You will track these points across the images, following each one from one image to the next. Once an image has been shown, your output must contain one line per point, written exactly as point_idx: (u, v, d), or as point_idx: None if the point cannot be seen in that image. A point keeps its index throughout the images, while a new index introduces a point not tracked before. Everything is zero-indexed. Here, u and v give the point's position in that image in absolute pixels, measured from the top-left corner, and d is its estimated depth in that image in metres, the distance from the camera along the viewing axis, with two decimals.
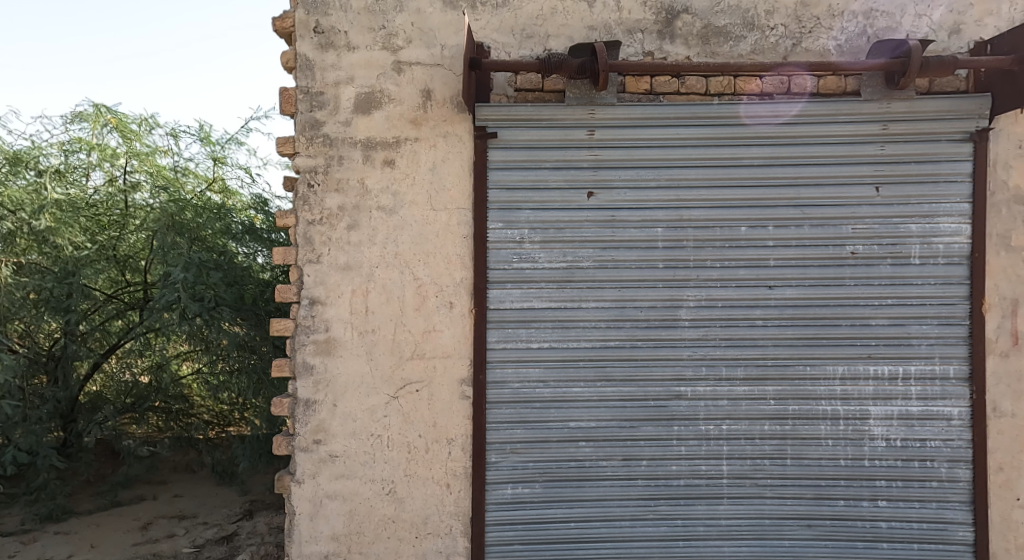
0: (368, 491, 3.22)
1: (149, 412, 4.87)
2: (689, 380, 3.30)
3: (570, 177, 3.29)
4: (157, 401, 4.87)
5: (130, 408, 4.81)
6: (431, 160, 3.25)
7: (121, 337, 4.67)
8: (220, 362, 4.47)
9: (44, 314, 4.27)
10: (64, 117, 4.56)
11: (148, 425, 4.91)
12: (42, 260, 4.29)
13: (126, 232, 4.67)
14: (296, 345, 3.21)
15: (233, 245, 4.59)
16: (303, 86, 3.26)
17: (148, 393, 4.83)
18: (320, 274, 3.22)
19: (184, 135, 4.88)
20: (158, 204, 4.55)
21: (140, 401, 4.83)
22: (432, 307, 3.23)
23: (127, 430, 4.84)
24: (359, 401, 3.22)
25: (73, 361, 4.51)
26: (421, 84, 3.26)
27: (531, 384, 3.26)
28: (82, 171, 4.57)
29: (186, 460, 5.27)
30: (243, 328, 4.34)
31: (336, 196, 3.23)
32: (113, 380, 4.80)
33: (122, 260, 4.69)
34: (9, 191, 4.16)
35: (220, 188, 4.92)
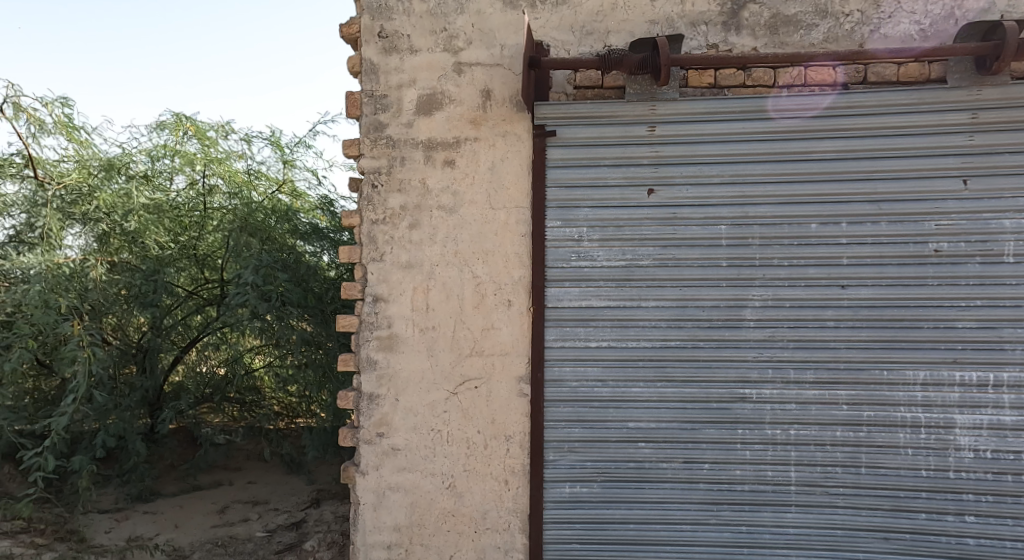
0: (428, 485, 3.29)
1: (225, 403, 5.18)
2: (754, 383, 3.20)
3: (629, 174, 3.25)
4: (231, 393, 5.16)
5: (207, 399, 5.10)
6: (490, 159, 3.29)
7: (199, 330, 5.05)
8: (289, 356, 4.62)
9: (133, 309, 4.58)
10: (150, 126, 4.88)
11: (224, 415, 5.24)
12: (132, 259, 4.61)
13: (205, 232, 4.96)
14: (360, 341, 3.33)
15: (299, 243, 4.89)
16: (368, 90, 3.37)
17: (223, 384, 5.04)
18: (383, 272, 3.32)
19: (257, 140, 5.13)
20: (231, 207, 4.85)
21: (216, 392, 5.08)
22: (491, 305, 3.27)
23: (205, 419, 5.20)
24: (419, 396, 3.29)
25: (158, 354, 4.85)
26: (481, 85, 3.30)
27: (590, 384, 3.25)
28: (167, 175, 4.87)
29: (258, 449, 5.49)
30: (309, 325, 4.57)
31: (398, 196, 3.32)
32: (193, 371, 5.06)
33: (201, 259, 4.98)
34: (104, 195, 4.46)
35: (289, 190, 5.11)
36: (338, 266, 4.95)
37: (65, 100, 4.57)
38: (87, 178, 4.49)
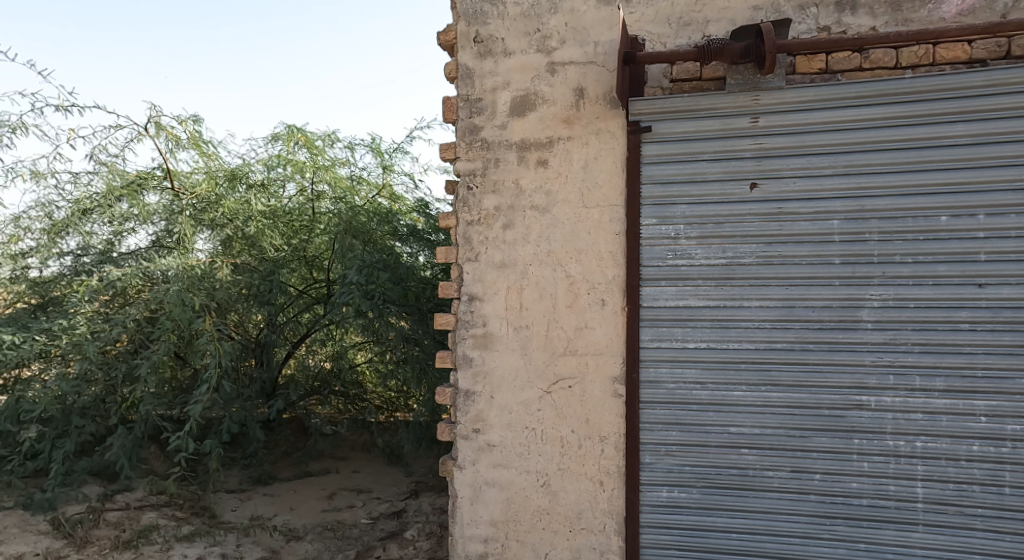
0: (523, 482, 3.33)
1: (331, 396, 5.56)
2: (871, 390, 2.96)
3: (731, 168, 3.11)
4: (337, 386, 5.52)
5: (315, 392, 5.50)
6: (583, 158, 3.27)
7: (309, 326, 5.40)
8: (388, 353, 4.97)
9: (253, 306, 4.99)
10: (267, 138, 5.27)
11: (330, 407, 5.57)
12: (251, 260, 5.00)
13: (313, 236, 5.31)
14: (456, 339, 3.42)
15: (396, 243, 5.14)
16: (463, 94, 3.46)
17: (329, 378, 5.48)
18: (478, 272, 3.39)
19: (360, 147, 5.41)
20: (337, 211, 5.16)
21: (323, 386, 5.50)
22: (584, 304, 3.25)
23: (313, 410, 5.52)
24: (514, 394, 3.34)
25: (273, 348, 5.25)
26: (575, 83, 3.29)
27: (688, 386, 3.14)
28: (280, 184, 5.22)
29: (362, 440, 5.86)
30: (406, 323, 4.82)
31: (492, 197, 3.38)
32: (301, 365, 5.45)
33: (310, 260, 5.36)
34: (227, 203, 4.86)
35: (388, 194, 5.44)
36: (433, 266, 5.17)
37: (196, 118, 5.05)
38: (214, 187, 4.92)
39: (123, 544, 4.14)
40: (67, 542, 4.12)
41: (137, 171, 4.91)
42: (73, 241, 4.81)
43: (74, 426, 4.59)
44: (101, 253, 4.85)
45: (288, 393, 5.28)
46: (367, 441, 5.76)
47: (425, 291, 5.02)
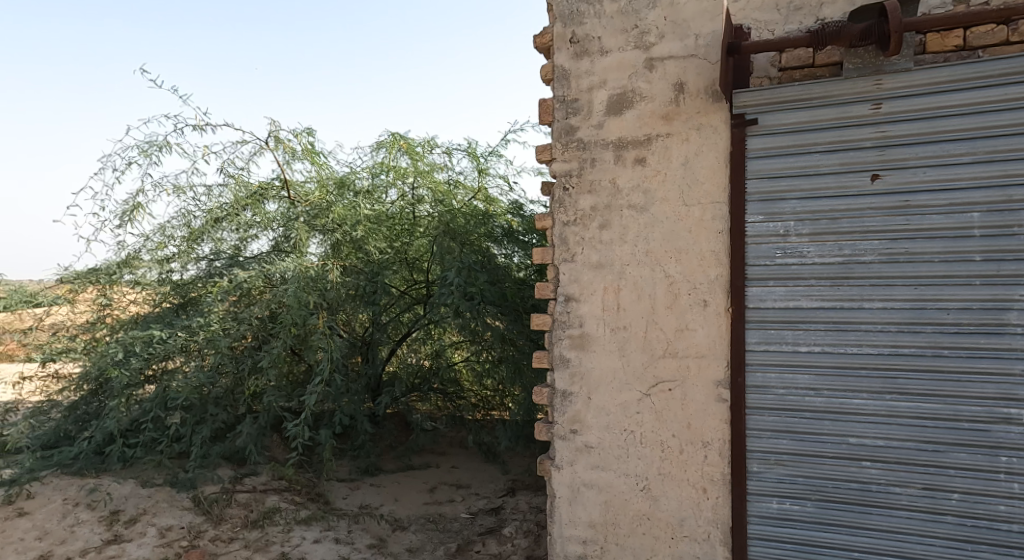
0: (622, 485, 3.27)
1: (431, 393, 5.76)
2: (1019, 402, 2.65)
3: (848, 159, 2.89)
4: (436, 383, 5.71)
5: (416, 388, 5.69)
6: (683, 155, 3.16)
7: (411, 325, 5.60)
8: (486, 353, 5.24)
9: (360, 306, 5.23)
10: (372, 146, 5.52)
11: (431, 404, 5.82)
12: (358, 263, 5.25)
13: (413, 238, 5.50)
14: (553, 339, 3.42)
15: (491, 245, 5.22)
16: (559, 96, 3.46)
17: (429, 376, 5.66)
18: (574, 272, 3.37)
19: (457, 152, 5.54)
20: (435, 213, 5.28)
21: (423, 383, 5.70)
22: (685, 305, 3.14)
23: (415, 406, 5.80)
24: (612, 396, 3.29)
25: (378, 346, 5.49)
26: (674, 78, 3.19)
27: (801, 393, 2.96)
28: (383, 190, 5.45)
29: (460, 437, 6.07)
30: (502, 323, 4.94)
31: (588, 197, 3.35)
32: (403, 363, 5.64)
33: (411, 261, 5.55)
34: (339, 209, 5.12)
35: (483, 197, 5.50)
36: (527, 267, 5.32)
37: (309, 130, 5.37)
38: (325, 194, 5.24)
39: (251, 523, 4.49)
40: (206, 518, 4.50)
41: (259, 183, 5.34)
42: (207, 246, 5.30)
43: (211, 413, 5.04)
44: (230, 258, 5.29)
45: (391, 388, 5.53)
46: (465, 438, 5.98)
47: (521, 290, 5.15)
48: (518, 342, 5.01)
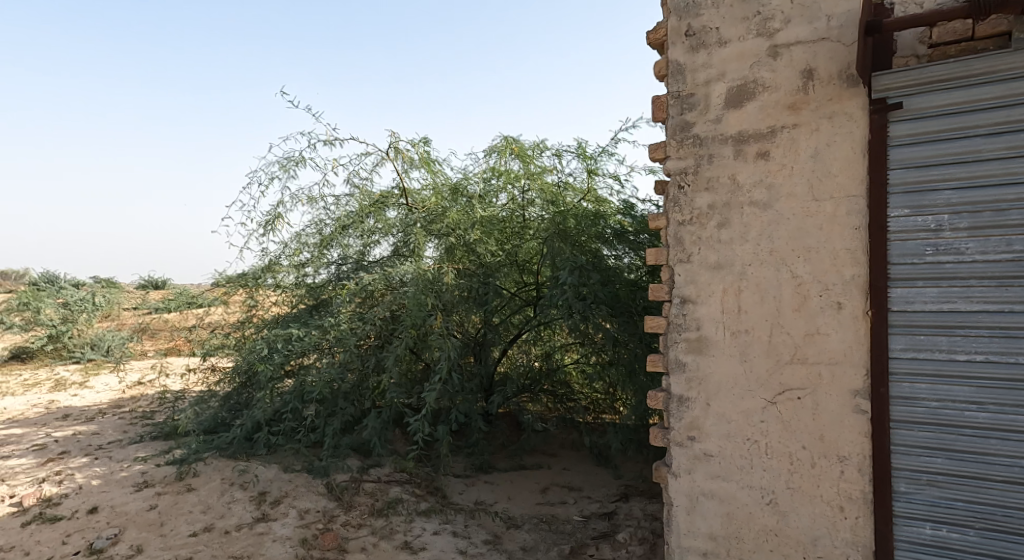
0: (746, 498, 3.10)
1: (541, 393, 5.81)
2: None
3: (1018, 143, 2.57)
4: (546, 384, 5.74)
5: (528, 388, 5.74)
6: (813, 146, 2.94)
7: (523, 326, 5.66)
8: (597, 355, 5.18)
9: (472, 308, 5.25)
10: (485, 151, 5.62)
11: (542, 404, 5.87)
12: (470, 266, 5.36)
13: (524, 240, 5.47)
14: (668, 342, 3.31)
15: (600, 246, 5.15)
16: (674, 91, 3.33)
17: (540, 377, 5.70)
18: (691, 273, 3.24)
19: (567, 153, 5.49)
20: (547, 216, 5.30)
21: (534, 383, 5.74)
22: (815, 308, 2.92)
23: (525, 406, 5.86)
24: (733, 403, 3.12)
25: (490, 346, 5.58)
26: (803, 65, 2.98)
27: (958, 407, 2.66)
28: (494, 194, 5.56)
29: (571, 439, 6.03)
30: (612, 325, 4.85)
31: (705, 196, 3.21)
32: (515, 363, 5.74)
33: (522, 264, 5.53)
34: (452, 214, 5.25)
35: (592, 198, 5.44)
36: (639, 268, 5.17)
37: (425, 139, 5.56)
38: (440, 201, 5.51)
39: (376, 511, 4.72)
40: (338, 504, 4.77)
41: (381, 192, 5.63)
42: (336, 252, 5.64)
43: (340, 406, 5.33)
44: (355, 262, 5.59)
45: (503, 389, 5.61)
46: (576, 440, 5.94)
47: (633, 292, 5.08)
48: (630, 344, 4.89)
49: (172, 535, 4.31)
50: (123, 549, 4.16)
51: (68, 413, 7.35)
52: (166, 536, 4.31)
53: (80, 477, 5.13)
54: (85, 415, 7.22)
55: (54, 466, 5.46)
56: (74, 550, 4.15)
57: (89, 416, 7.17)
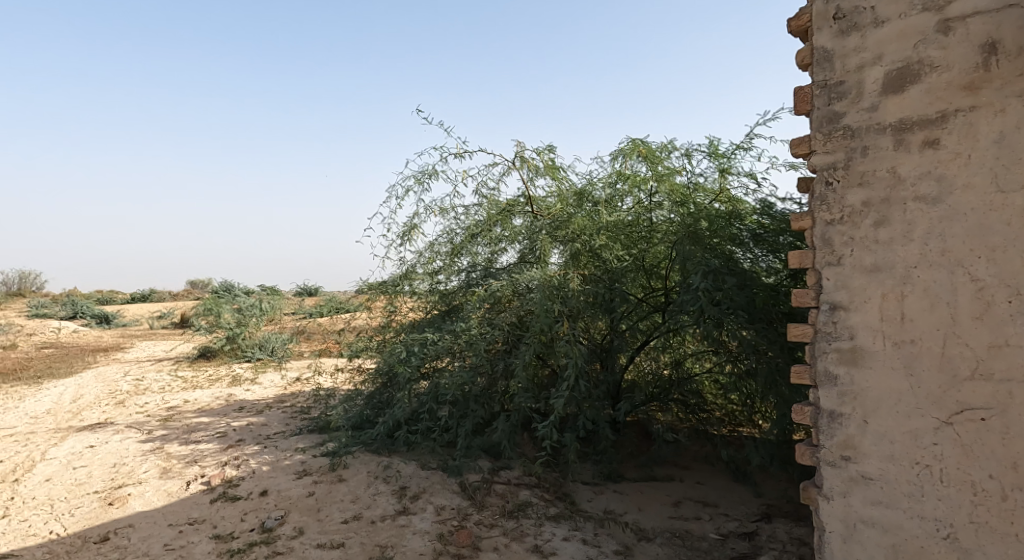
0: (916, 528, 2.76)
1: (670, 402, 5.60)
2: None
3: None
4: (676, 394, 5.54)
5: (656, 398, 5.54)
6: (996, 130, 2.58)
7: (651, 333, 5.46)
8: (730, 365, 4.90)
9: (599, 314, 5.20)
10: (612, 154, 5.48)
11: (672, 414, 5.66)
12: (596, 272, 5.30)
13: (652, 244, 5.27)
14: (816, 352, 3.03)
15: (732, 248, 4.89)
16: (819, 81, 3.06)
17: (668, 386, 5.52)
18: (842, 277, 2.94)
19: (698, 153, 5.26)
20: (676, 218, 5.12)
21: (663, 393, 5.55)
22: (1002, 315, 2.55)
23: (655, 416, 5.72)
24: (898, 421, 2.79)
25: (617, 353, 5.42)
26: (983, 38, 2.62)
27: None
28: (619, 199, 5.44)
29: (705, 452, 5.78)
30: (749, 333, 4.56)
31: (859, 191, 2.90)
32: (642, 371, 5.62)
33: (649, 269, 5.36)
34: (577, 220, 5.18)
35: (725, 198, 5.17)
36: (779, 271, 4.88)
37: (550, 147, 5.57)
38: (565, 206, 5.49)
39: (507, 512, 4.76)
40: (471, 502, 4.87)
41: (508, 201, 5.74)
42: (466, 259, 5.79)
43: (471, 409, 5.37)
44: (484, 269, 5.71)
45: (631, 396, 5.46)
46: (710, 454, 5.69)
47: (773, 297, 4.77)
48: (769, 353, 4.56)
49: (328, 521, 4.64)
50: (288, 530, 4.54)
51: (242, 405, 8.17)
52: (322, 521, 4.64)
53: (254, 462, 5.67)
54: (255, 407, 8.00)
55: (233, 451, 6.08)
56: (249, 528, 4.60)
57: (258, 408, 7.93)
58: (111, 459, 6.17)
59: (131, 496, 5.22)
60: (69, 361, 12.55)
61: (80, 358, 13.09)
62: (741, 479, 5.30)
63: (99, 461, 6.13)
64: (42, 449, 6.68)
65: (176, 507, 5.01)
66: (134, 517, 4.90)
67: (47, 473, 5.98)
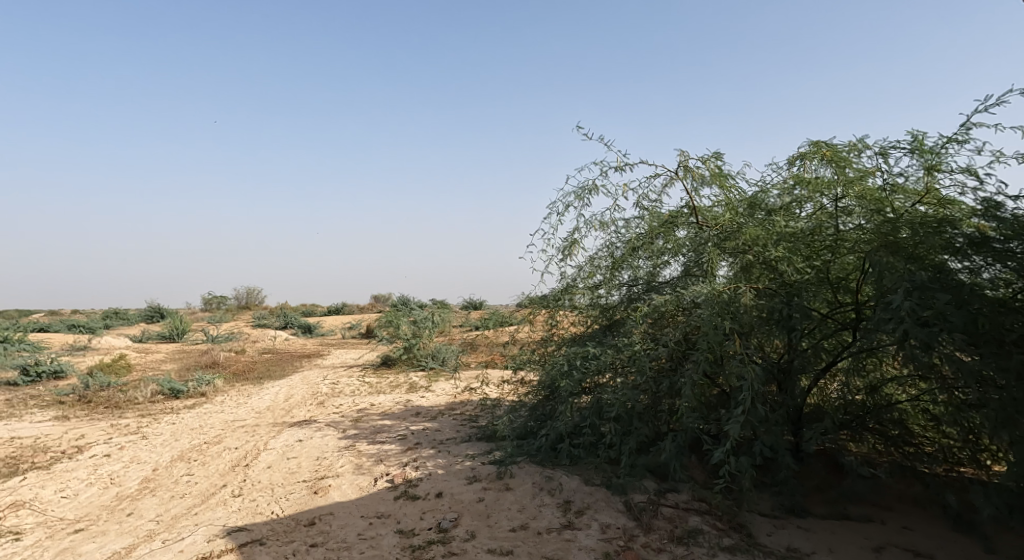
0: None
1: (866, 433, 4.99)
2: None
3: None
4: (872, 424, 4.94)
5: (849, 426, 4.96)
6: None
7: (838, 354, 4.84)
8: (942, 397, 4.30)
9: (775, 331, 4.68)
10: (788, 159, 5.01)
11: (868, 445, 5.03)
12: (772, 285, 4.82)
13: (840, 255, 4.68)
14: None
15: (947, 257, 4.21)
16: None
17: (864, 415, 4.91)
18: None
19: (896, 150, 4.61)
20: (870, 226, 4.52)
21: (858, 421, 4.95)
22: None
23: (846, 447, 5.14)
24: None
25: (798, 376, 4.90)
26: None
27: None
28: (798, 205, 4.91)
29: (912, 492, 4.97)
30: (968, 357, 3.93)
31: None
32: (827, 396, 5.10)
33: (836, 282, 4.81)
34: (749, 230, 4.75)
35: (933, 199, 4.48)
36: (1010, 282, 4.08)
37: (717, 154, 5.19)
38: (734, 217, 4.98)
39: (676, 538, 4.45)
40: (637, 524, 4.63)
41: (670, 212, 5.45)
42: (627, 273, 5.59)
43: (634, 426, 5.06)
44: (646, 283, 5.47)
45: (818, 424, 4.85)
46: (921, 494, 4.91)
47: (1002, 317, 3.97)
48: (1001, 382, 3.84)
49: (497, 528, 4.66)
50: (461, 532, 4.64)
51: (419, 411, 8.62)
52: (491, 527, 4.67)
53: (430, 465, 5.91)
54: (431, 413, 8.40)
55: (412, 454, 6.40)
56: (428, 526, 4.78)
57: (434, 414, 8.30)
58: (315, 452, 6.80)
59: (332, 487, 5.69)
60: (280, 365, 14.21)
61: (289, 362, 14.77)
62: (965, 529, 4.56)
63: (306, 454, 6.79)
64: (264, 440, 7.56)
65: (366, 500, 5.37)
66: (333, 506, 5.33)
67: (267, 460, 6.74)
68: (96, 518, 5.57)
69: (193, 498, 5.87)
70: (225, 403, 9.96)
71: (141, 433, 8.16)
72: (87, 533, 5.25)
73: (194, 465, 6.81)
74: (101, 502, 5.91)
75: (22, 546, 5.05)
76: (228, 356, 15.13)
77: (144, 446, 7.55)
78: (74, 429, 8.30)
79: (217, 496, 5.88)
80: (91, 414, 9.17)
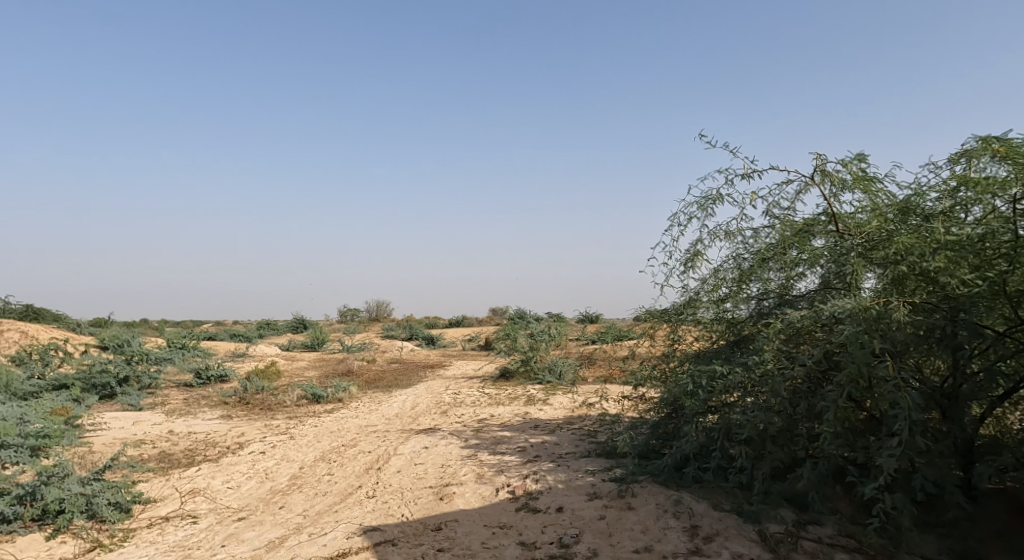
0: None
1: None
2: None
3: None
4: None
5: None
6: None
7: (1022, 379, 4.43)
8: None
9: (938, 352, 4.35)
10: (948, 157, 4.64)
11: None
12: (931, 299, 4.48)
13: (1017, 266, 4.28)
14: None
15: None
16: None
17: None
18: None
19: None
20: None
21: None
22: None
23: None
24: None
25: (967, 403, 4.52)
26: None
27: None
28: (962, 208, 4.57)
29: None
30: None
31: None
32: (1004, 429, 4.74)
33: (1013, 296, 4.37)
34: (902, 240, 4.46)
35: None
36: None
37: (861, 157, 4.91)
38: (883, 224, 4.72)
39: None
40: (773, 556, 4.47)
41: (805, 220, 5.20)
42: (756, 285, 5.43)
43: (768, 450, 4.85)
44: (778, 296, 5.31)
45: (993, 458, 4.45)
46: None
47: None
48: None
49: (620, 547, 4.69)
50: (583, 549, 4.71)
51: (537, 424, 8.79)
52: (614, 547, 4.70)
53: (550, 479, 6.03)
54: (549, 426, 8.53)
55: (532, 466, 6.56)
56: (549, 540, 4.90)
57: (551, 428, 8.43)
58: (440, 460, 7.15)
59: (456, 495, 5.98)
60: (407, 374, 15.00)
61: (414, 372, 15.56)
62: None
63: (433, 461, 7.16)
64: (394, 445, 8.06)
65: (489, 510, 5.59)
66: (458, 513, 5.60)
67: (397, 465, 7.18)
68: (254, 509, 6.22)
69: (333, 497, 6.39)
70: (359, 409, 10.71)
71: (290, 433, 8.98)
72: (247, 521, 5.89)
73: (334, 466, 7.40)
74: (258, 495, 6.59)
75: (197, 528, 5.76)
76: (360, 365, 16.20)
77: (292, 445, 8.31)
78: (236, 427, 9.30)
79: (354, 496, 6.36)
80: (246, 415, 10.21)
